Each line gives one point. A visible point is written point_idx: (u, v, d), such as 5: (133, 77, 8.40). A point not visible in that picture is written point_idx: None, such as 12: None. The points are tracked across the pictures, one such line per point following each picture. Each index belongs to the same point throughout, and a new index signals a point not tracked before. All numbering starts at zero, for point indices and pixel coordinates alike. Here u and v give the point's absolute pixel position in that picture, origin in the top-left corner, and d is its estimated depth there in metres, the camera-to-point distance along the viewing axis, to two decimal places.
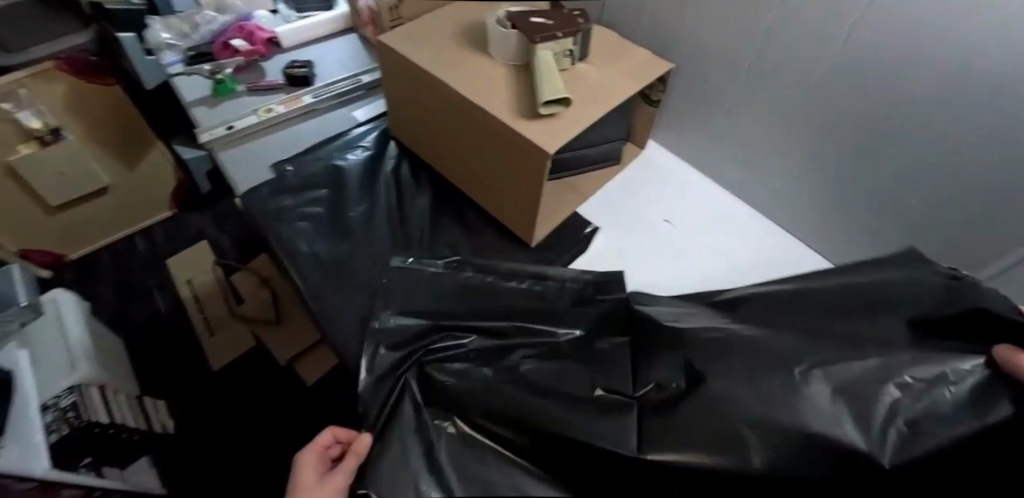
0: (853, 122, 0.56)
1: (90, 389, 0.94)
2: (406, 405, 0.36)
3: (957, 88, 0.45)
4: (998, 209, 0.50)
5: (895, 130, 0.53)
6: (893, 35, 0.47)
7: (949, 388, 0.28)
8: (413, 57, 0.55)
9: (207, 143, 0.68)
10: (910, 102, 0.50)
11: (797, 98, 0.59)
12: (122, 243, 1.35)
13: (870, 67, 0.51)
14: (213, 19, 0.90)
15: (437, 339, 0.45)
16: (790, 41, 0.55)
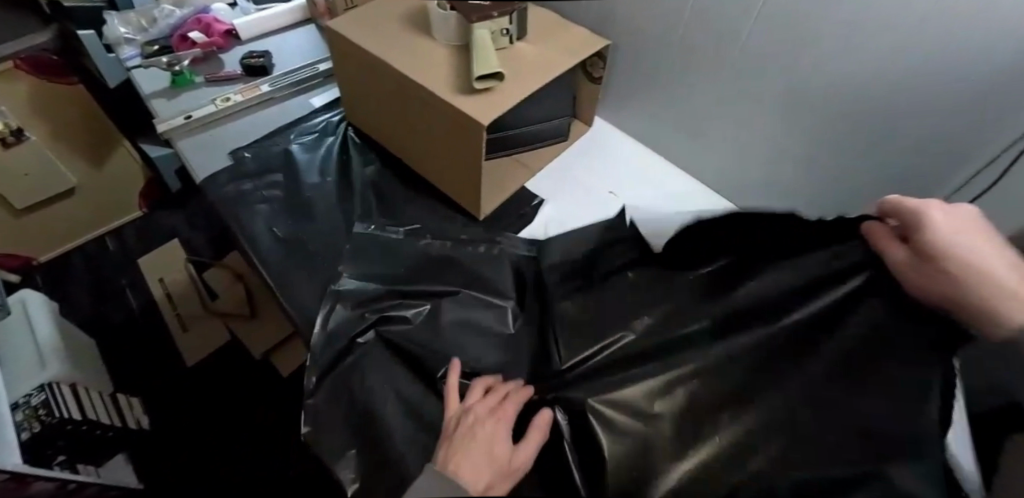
0: (792, 97, 0.60)
1: (61, 387, 0.94)
2: (367, 371, 0.50)
3: (890, 66, 0.49)
4: (916, 167, 0.56)
5: (832, 103, 0.57)
6: (827, 19, 0.50)
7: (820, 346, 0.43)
8: (360, 42, 0.57)
9: (165, 132, 0.70)
10: (847, 80, 0.53)
11: (778, 93, 0.60)
12: (94, 244, 1.35)
13: (811, 51, 0.54)
14: (170, 13, 0.90)
15: (393, 305, 0.55)
16: (765, 40, 0.56)
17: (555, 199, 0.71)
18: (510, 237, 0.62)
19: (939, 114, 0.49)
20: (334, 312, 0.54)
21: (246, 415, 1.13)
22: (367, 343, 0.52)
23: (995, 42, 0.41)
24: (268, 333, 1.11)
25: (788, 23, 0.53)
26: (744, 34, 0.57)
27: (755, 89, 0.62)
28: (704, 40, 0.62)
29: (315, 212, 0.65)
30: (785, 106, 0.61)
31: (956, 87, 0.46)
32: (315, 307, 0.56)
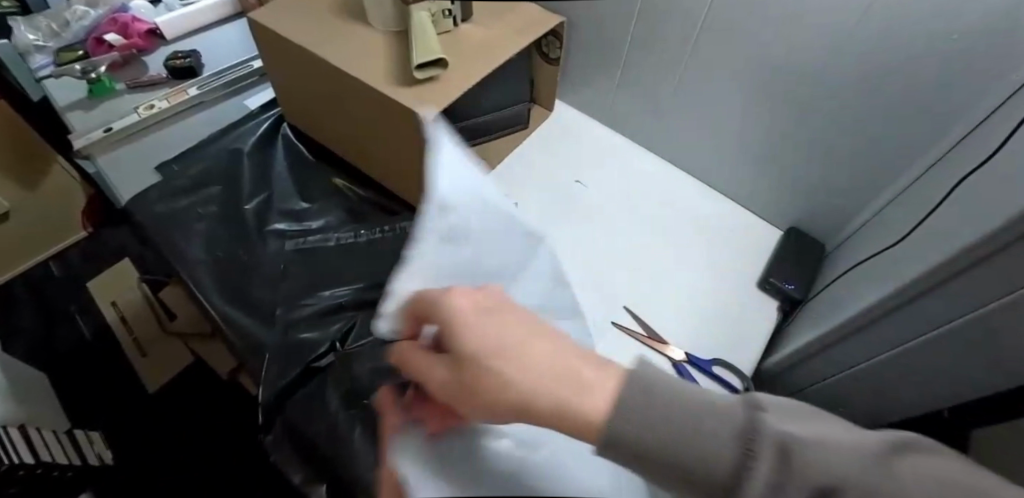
0: (772, 61, 0.53)
1: (9, 429, 0.85)
2: (335, 400, 0.48)
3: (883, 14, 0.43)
4: (892, 140, 0.52)
5: (820, 64, 0.50)
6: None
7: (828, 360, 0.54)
8: (286, 32, 0.51)
9: (83, 149, 0.63)
10: (836, 34, 0.47)
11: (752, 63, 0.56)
12: (36, 271, 1.26)
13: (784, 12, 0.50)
14: (85, 14, 0.82)
15: (344, 326, 0.53)
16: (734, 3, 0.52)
17: (518, 194, 0.67)
18: None
19: (932, 70, 0.44)
20: (287, 337, 0.52)
21: (215, 442, 1.07)
22: (327, 366, 0.51)
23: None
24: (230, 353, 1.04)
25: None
26: None
27: (732, 57, 0.56)
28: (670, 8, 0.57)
29: (254, 226, 0.59)
30: (762, 71, 0.55)
31: (952, 39, 0.41)
32: (267, 344, 0.52)
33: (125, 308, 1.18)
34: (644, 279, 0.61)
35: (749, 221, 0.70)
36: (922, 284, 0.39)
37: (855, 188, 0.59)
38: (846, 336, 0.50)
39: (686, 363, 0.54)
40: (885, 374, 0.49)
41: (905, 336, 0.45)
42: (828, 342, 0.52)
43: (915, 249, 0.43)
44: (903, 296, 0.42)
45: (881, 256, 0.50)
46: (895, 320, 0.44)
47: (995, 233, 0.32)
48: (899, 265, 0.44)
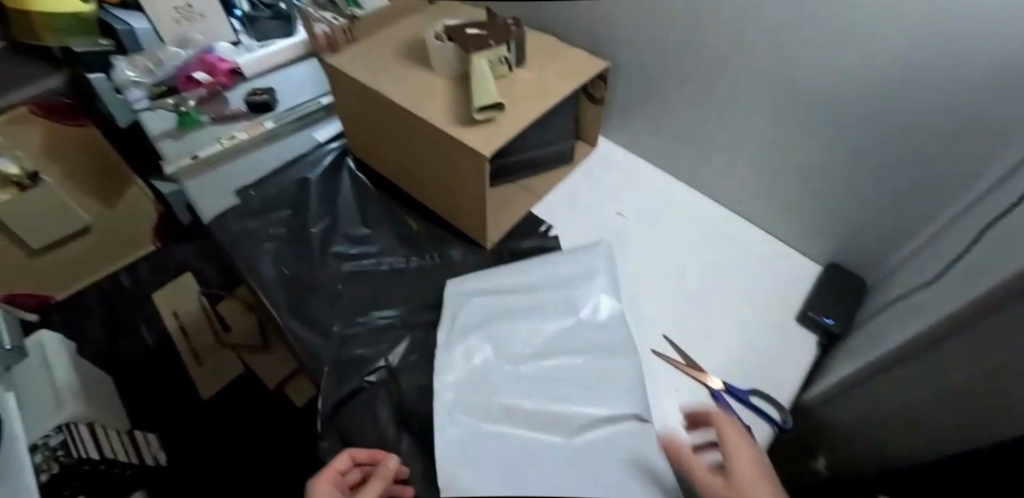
0: (801, 107, 0.56)
1: (81, 425, 0.95)
2: (384, 412, 0.51)
3: (890, 68, 0.46)
4: (917, 187, 0.53)
5: (846, 111, 0.53)
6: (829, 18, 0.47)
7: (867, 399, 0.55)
8: (359, 75, 0.58)
9: (173, 174, 0.71)
10: (856, 86, 0.50)
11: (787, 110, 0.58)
12: (108, 279, 1.38)
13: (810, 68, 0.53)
14: (176, 55, 0.93)
15: (394, 346, 0.56)
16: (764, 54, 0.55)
17: (562, 223, 0.70)
18: (516, 242, 0.67)
19: (942, 125, 0.46)
20: (342, 352, 0.55)
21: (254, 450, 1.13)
22: (376, 382, 0.53)
23: (986, 42, 0.39)
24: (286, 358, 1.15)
25: (795, 27, 0.50)
26: (753, 45, 0.55)
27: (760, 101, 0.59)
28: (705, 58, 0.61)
29: (321, 247, 0.64)
30: (790, 117, 0.58)
31: (958, 98, 0.43)
32: (322, 357, 0.55)
33: (186, 320, 1.27)
34: (683, 310, 0.63)
35: (787, 254, 0.71)
36: (944, 328, 0.41)
37: (889, 229, 0.60)
38: (882, 372, 0.50)
39: (724, 392, 0.55)
40: (924, 412, 0.50)
41: (935, 377, 0.46)
42: (863, 377, 0.52)
43: (944, 291, 0.45)
44: (926, 337, 0.43)
45: (916, 293, 0.51)
46: (924, 360, 0.45)
47: (999, 286, 0.34)
48: (929, 304, 0.46)
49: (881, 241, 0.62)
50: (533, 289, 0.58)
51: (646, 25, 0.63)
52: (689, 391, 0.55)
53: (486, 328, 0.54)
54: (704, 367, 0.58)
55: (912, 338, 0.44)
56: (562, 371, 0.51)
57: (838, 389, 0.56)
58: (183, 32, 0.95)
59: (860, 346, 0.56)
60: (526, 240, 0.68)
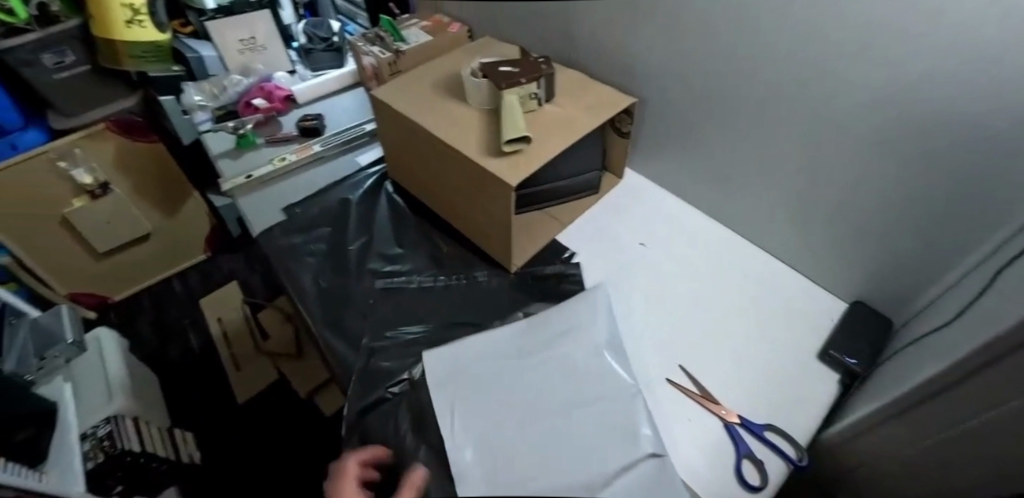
0: (822, 145, 0.58)
1: (126, 419, 1.04)
2: (404, 420, 0.54)
3: (907, 111, 0.48)
4: (944, 229, 0.53)
5: (867, 148, 0.54)
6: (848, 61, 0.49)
7: (894, 440, 0.53)
8: (399, 107, 0.63)
9: (229, 191, 0.78)
10: (873, 127, 0.52)
11: (813, 152, 0.59)
12: (161, 285, 1.54)
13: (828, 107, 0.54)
14: (239, 82, 1.03)
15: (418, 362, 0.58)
16: (784, 95, 0.58)
17: (586, 249, 0.73)
18: (542, 267, 0.69)
19: (962, 168, 0.47)
20: (370, 363, 0.58)
21: (282, 453, 1.18)
22: (399, 393, 0.56)
23: (996, 92, 0.41)
24: (321, 368, 1.21)
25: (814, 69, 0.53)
26: (775, 85, 0.57)
27: (782, 136, 0.61)
28: (724, 98, 0.64)
29: (356, 264, 0.69)
30: (813, 157, 0.60)
31: (978, 140, 0.45)
32: (351, 367, 0.59)
33: (228, 325, 1.38)
34: (704, 341, 0.64)
35: (811, 290, 0.71)
36: (962, 368, 0.41)
37: (914, 270, 0.59)
38: (902, 411, 0.50)
39: (738, 426, 0.55)
40: (942, 453, 0.49)
41: (955, 419, 0.45)
42: (882, 416, 0.52)
43: (962, 333, 0.45)
44: (947, 378, 0.43)
45: (937, 334, 0.51)
46: (943, 402, 0.45)
47: (1014, 329, 0.34)
48: (949, 344, 0.46)
49: (907, 281, 0.61)
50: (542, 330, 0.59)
51: (672, 64, 0.66)
52: (701, 422, 0.55)
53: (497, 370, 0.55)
54: (720, 399, 0.58)
55: (933, 377, 0.44)
56: (577, 414, 0.52)
57: (861, 426, 0.55)
58: (245, 62, 1.05)
59: (882, 384, 0.55)
60: (549, 265, 0.70)
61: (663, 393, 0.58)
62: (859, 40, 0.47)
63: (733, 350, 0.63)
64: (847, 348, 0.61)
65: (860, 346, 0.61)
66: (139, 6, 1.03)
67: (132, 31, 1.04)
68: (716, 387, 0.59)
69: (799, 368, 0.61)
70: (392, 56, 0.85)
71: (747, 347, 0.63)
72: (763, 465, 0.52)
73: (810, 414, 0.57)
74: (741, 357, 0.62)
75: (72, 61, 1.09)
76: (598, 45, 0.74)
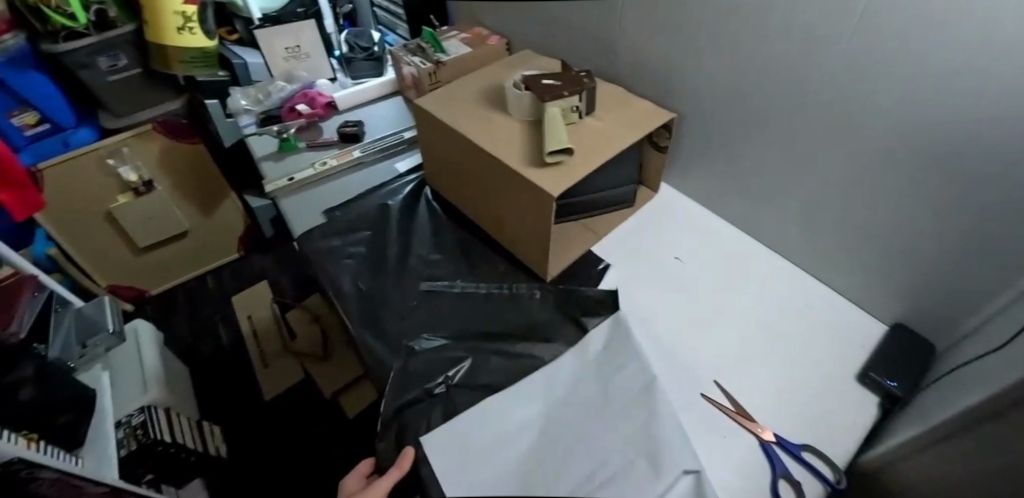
0: (864, 165, 0.57)
1: (159, 409, 1.06)
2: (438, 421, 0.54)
3: (952, 131, 0.47)
4: (990, 255, 0.51)
5: (911, 170, 0.53)
6: (898, 81, 0.49)
7: (941, 472, 0.51)
8: (441, 116, 0.65)
9: (272, 192, 0.81)
10: (917, 147, 0.51)
11: (855, 172, 0.59)
12: (195, 281, 1.59)
13: (870, 125, 0.54)
14: (283, 88, 1.07)
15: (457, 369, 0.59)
16: (826, 114, 0.57)
17: (619, 261, 0.73)
18: (578, 284, 0.69)
19: (1009, 193, 0.46)
20: (407, 364, 0.59)
21: (305, 452, 1.20)
22: (437, 395, 0.56)
23: (1015, 112, 0.42)
24: (346, 368, 1.23)
25: (859, 89, 0.53)
26: (817, 101, 0.57)
27: (822, 154, 0.61)
28: (762, 115, 0.64)
29: (392, 267, 0.70)
30: (856, 176, 0.59)
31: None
32: (384, 367, 0.60)
33: (258, 323, 1.42)
34: (740, 359, 0.62)
35: (851, 312, 0.69)
36: (1012, 397, 0.40)
37: (959, 295, 0.57)
38: (942, 439, 0.48)
39: (774, 444, 0.53)
40: (987, 483, 0.47)
41: (1004, 449, 0.43)
42: (922, 444, 0.51)
43: (1010, 361, 0.43)
44: (994, 405, 0.41)
45: (985, 361, 0.49)
46: (990, 430, 0.43)
47: None
48: (996, 371, 0.44)
49: (949, 306, 0.59)
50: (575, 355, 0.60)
51: (710, 78, 0.67)
52: (735, 440, 0.54)
53: (532, 391, 0.56)
54: (754, 417, 0.57)
55: (977, 404, 0.43)
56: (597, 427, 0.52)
57: (896, 454, 0.53)
58: (289, 69, 1.10)
59: (923, 410, 0.54)
60: (584, 278, 0.70)
61: (696, 409, 0.57)
62: (910, 61, 0.47)
63: (769, 370, 0.61)
64: (891, 373, 0.59)
65: (904, 371, 0.59)
66: (192, 14, 1.08)
67: (183, 37, 1.10)
68: (753, 408, 0.58)
69: (840, 391, 0.59)
70: (433, 67, 0.87)
71: (785, 367, 0.62)
72: (801, 488, 0.50)
73: (850, 439, 0.55)
74: (778, 377, 0.61)
75: (125, 65, 1.15)
76: (637, 59, 0.75)
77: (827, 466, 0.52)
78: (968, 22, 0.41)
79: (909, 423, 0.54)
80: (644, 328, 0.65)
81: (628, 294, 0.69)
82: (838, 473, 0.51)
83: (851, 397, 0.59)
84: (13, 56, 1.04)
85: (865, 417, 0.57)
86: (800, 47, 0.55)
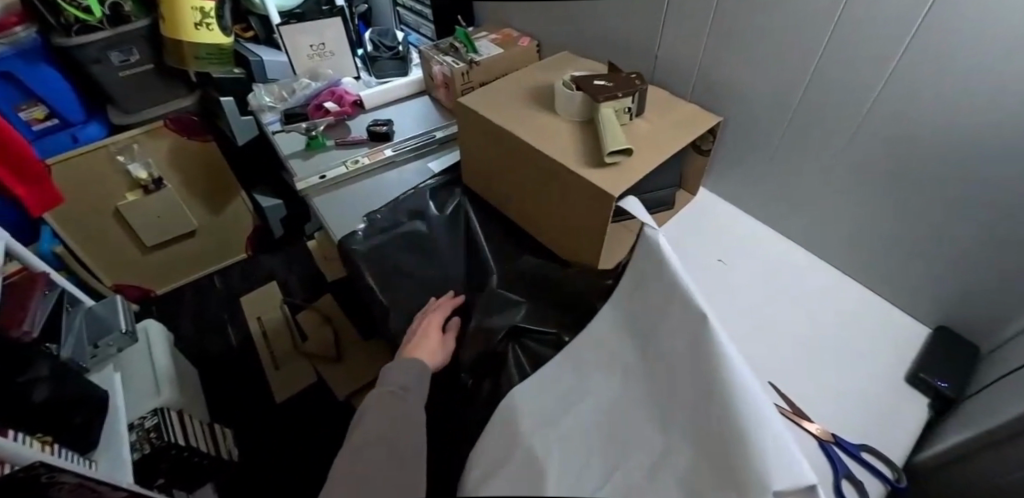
0: (910, 170, 0.57)
1: (172, 411, 1.03)
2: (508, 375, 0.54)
3: (1004, 137, 0.47)
4: None
5: (959, 176, 0.53)
6: (955, 84, 0.49)
7: (995, 476, 0.51)
8: (488, 115, 0.64)
9: (303, 190, 0.80)
10: (968, 151, 0.51)
11: (899, 176, 0.59)
12: (203, 280, 1.56)
13: (917, 129, 0.54)
14: (308, 86, 1.06)
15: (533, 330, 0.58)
16: (874, 118, 0.58)
17: None
18: None
19: None
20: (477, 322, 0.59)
21: (315, 458, 1.17)
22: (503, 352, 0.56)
23: None
24: (360, 371, 1.20)
25: (910, 93, 0.53)
26: (865, 104, 0.57)
27: (865, 160, 0.61)
28: (805, 119, 0.64)
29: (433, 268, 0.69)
30: (900, 181, 0.59)
31: None
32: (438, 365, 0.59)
33: (267, 323, 1.39)
34: (788, 360, 0.62)
35: (894, 316, 0.68)
36: None
37: (1002, 300, 0.57)
38: (997, 442, 0.48)
39: (833, 444, 0.53)
40: None
41: None
42: (974, 447, 0.50)
43: None
44: None
45: None
46: None
47: None
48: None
49: (990, 311, 0.59)
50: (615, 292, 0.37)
51: (753, 82, 0.67)
52: (794, 439, 0.54)
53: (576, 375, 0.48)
54: (809, 416, 0.56)
55: None
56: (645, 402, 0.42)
57: (950, 456, 0.53)
58: (314, 67, 1.09)
59: (971, 414, 0.54)
60: None
61: None
62: (970, 64, 0.47)
63: (819, 370, 0.61)
64: (942, 373, 0.59)
65: (954, 373, 0.59)
66: (209, 9, 1.05)
67: (200, 33, 1.07)
68: (805, 409, 0.57)
69: (890, 392, 0.59)
70: (465, 67, 0.86)
71: (834, 369, 0.61)
72: (865, 489, 0.49)
73: (904, 438, 0.55)
74: (829, 378, 0.60)
75: (137, 60, 1.13)
76: (676, 62, 0.75)
77: (884, 463, 0.52)
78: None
79: (961, 425, 0.54)
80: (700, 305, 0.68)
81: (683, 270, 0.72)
82: (897, 475, 0.51)
83: (898, 399, 0.58)
84: (24, 48, 1.01)
85: (917, 420, 0.57)
86: (853, 50, 0.55)
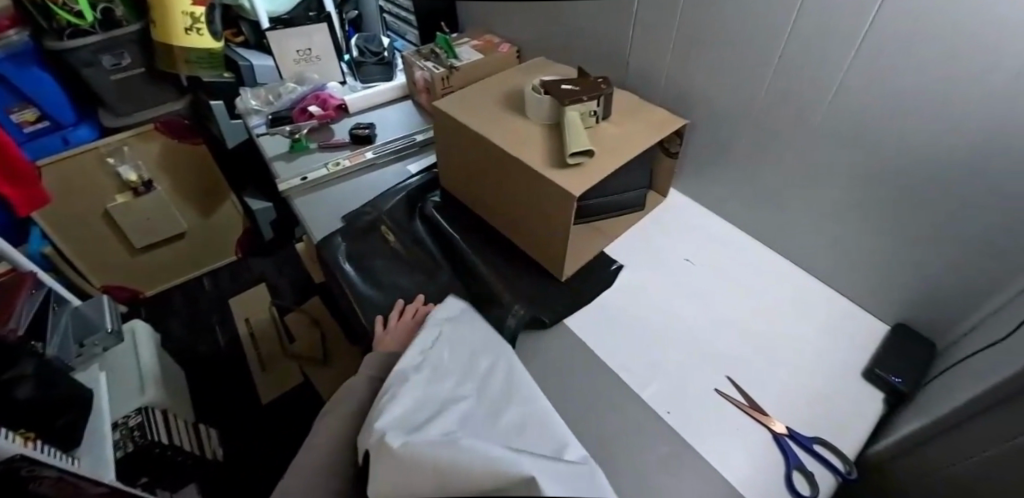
0: (863, 172, 0.60)
1: (156, 410, 1.04)
2: None
3: (947, 139, 0.50)
4: (980, 258, 0.54)
5: (908, 178, 0.56)
6: (903, 89, 0.51)
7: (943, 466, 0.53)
8: (461, 119, 0.66)
9: (285, 191, 0.82)
10: (916, 154, 0.54)
11: (854, 179, 0.61)
12: (192, 282, 1.57)
13: (869, 133, 0.57)
14: (293, 90, 1.08)
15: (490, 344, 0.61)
16: (831, 123, 0.60)
17: (633, 262, 0.75)
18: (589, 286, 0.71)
19: (1000, 198, 0.49)
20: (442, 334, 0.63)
21: None
22: None
23: (1002, 120, 0.45)
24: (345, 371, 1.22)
25: (862, 99, 0.55)
26: (821, 110, 0.60)
27: (823, 163, 0.64)
28: (768, 123, 0.67)
29: (411, 267, 0.71)
30: (856, 183, 0.61)
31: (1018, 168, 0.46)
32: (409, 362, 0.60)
33: (256, 325, 1.41)
34: (749, 355, 0.64)
35: (855, 313, 0.71)
36: (1012, 386, 0.41)
37: (953, 297, 0.60)
38: (946, 432, 0.50)
39: (787, 437, 0.55)
40: (986, 473, 0.49)
41: (999, 437, 0.45)
42: (922, 437, 0.53)
43: (1010, 354, 0.45)
44: (995, 395, 0.43)
45: (984, 353, 0.51)
46: (986, 418, 0.45)
47: None
48: (994, 366, 0.46)
49: (943, 308, 0.62)
50: (416, 435, 0.35)
51: (718, 88, 0.70)
52: (751, 432, 0.56)
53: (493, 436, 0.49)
54: (767, 410, 0.58)
55: (981, 394, 0.45)
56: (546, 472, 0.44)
57: (901, 446, 0.55)
58: (300, 71, 1.11)
59: (922, 406, 0.56)
60: (593, 279, 0.72)
61: (711, 401, 0.59)
62: (931, 71, 0.48)
63: (779, 365, 0.63)
64: (897, 368, 0.61)
65: (909, 367, 0.61)
66: (199, 15, 1.07)
67: (190, 38, 1.09)
68: (765, 403, 0.59)
69: (846, 387, 0.61)
70: (445, 72, 0.89)
71: (794, 364, 0.63)
72: (815, 480, 0.51)
73: (858, 431, 0.57)
74: (788, 373, 0.62)
75: (128, 64, 1.14)
76: (648, 68, 0.77)
77: (835, 456, 0.54)
78: (962, 30, 0.44)
79: (913, 417, 0.56)
80: (666, 303, 0.70)
81: (652, 270, 0.74)
82: (847, 467, 0.53)
83: (854, 393, 0.61)
84: (15, 52, 1.02)
85: (871, 412, 0.59)
86: (809, 58, 0.58)
